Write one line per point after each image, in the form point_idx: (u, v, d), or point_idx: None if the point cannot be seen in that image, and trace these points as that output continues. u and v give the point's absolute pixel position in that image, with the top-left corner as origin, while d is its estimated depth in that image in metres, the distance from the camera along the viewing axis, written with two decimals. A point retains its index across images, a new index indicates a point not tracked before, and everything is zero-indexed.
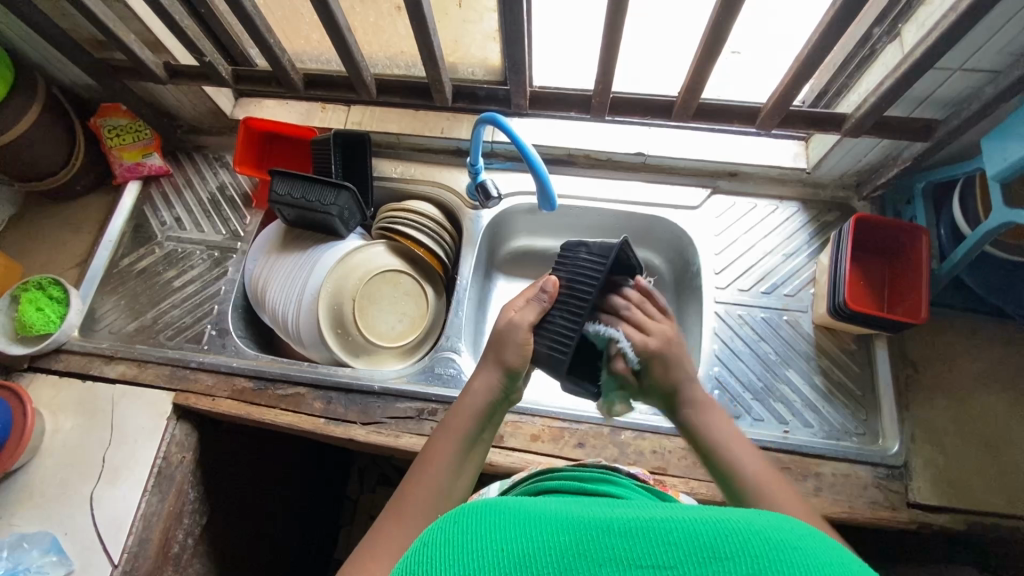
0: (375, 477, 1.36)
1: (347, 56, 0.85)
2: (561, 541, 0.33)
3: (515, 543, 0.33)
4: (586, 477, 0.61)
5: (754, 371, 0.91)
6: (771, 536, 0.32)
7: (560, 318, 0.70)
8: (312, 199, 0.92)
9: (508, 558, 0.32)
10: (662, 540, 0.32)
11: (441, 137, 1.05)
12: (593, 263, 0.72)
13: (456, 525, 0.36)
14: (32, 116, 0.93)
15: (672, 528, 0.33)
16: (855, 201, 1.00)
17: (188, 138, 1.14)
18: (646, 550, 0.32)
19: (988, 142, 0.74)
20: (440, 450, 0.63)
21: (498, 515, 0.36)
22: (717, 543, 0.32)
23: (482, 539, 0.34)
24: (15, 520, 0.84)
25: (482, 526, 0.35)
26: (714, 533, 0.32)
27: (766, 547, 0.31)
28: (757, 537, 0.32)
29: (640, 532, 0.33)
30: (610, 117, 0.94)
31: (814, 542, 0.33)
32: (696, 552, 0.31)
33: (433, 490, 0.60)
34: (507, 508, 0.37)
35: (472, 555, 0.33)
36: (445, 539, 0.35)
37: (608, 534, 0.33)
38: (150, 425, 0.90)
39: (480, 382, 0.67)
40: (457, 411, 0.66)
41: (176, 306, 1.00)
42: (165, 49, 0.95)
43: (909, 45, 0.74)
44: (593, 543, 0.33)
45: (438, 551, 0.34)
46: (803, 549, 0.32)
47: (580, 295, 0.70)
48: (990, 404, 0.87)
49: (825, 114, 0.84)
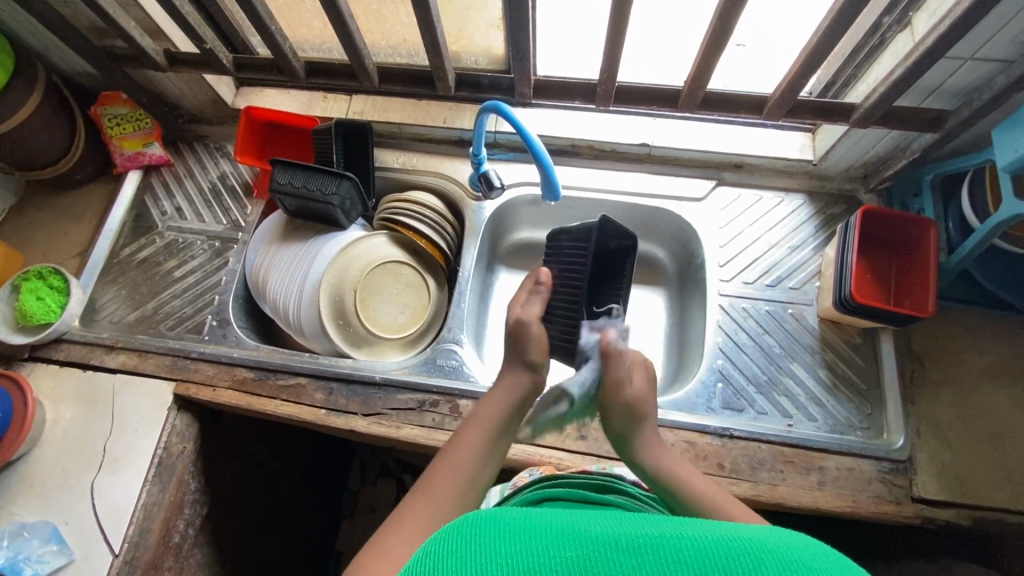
0: (376, 469, 1.35)
1: (349, 43, 0.83)
2: (569, 556, 0.35)
3: (522, 558, 0.36)
4: (586, 487, 0.66)
5: (758, 364, 0.90)
6: (783, 556, 0.34)
7: (559, 305, 0.80)
8: (313, 189, 0.91)
9: (514, 569, 0.35)
10: (672, 559, 0.34)
11: (444, 126, 1.04)
12: (576, 251, 0.81)
13: (462, 537, 0.39)
14: (31, 104, 0.92)
15: (683, 548, 0.35)
16: (862, 193, 0.98)
17: (188, 127, 1.13)
18: (655, 566, 0.34)
19: (1000, 131, 0.72)
20: (467, 438, 0.63)
21: (506, 530, 0.39)
22: (728, 562, 0.34)
23: (489, 552, 0.36)
24: (15, 509, 0.84)
25: (488, 540, 0.38)
26: (725, 553, 0.35)
27: (778, 567, 0.33)
28: (768, 558, 0.34)
29: (649, 551, 0.35)
30: (616, 107, 0.93)
31: (823, 561, 0.35)
32: (707, 570, 0.33)
33: (460, 472, 0.59)
34: (515, 524, 0.40)
35: (482, 567, 0.35)
36: (451, 550, 0.37)
37: (617, 551, 0.36)
38: (151, 416, 0.89)
39: (507, 383, 0.70)
40: (485, 406, 0.67)
41: (177, 296, 0.99)
42: (165, 36, 0.94)
43: (920, 33, 0.72)
44: (599, 558, 0.35)
45: (443, 561, 0.36)
46: (813, 568, 0.34)
47: (572, 280, 0.80)
48: (997, 400, 0.86)
49: (833, 104, 0.83)
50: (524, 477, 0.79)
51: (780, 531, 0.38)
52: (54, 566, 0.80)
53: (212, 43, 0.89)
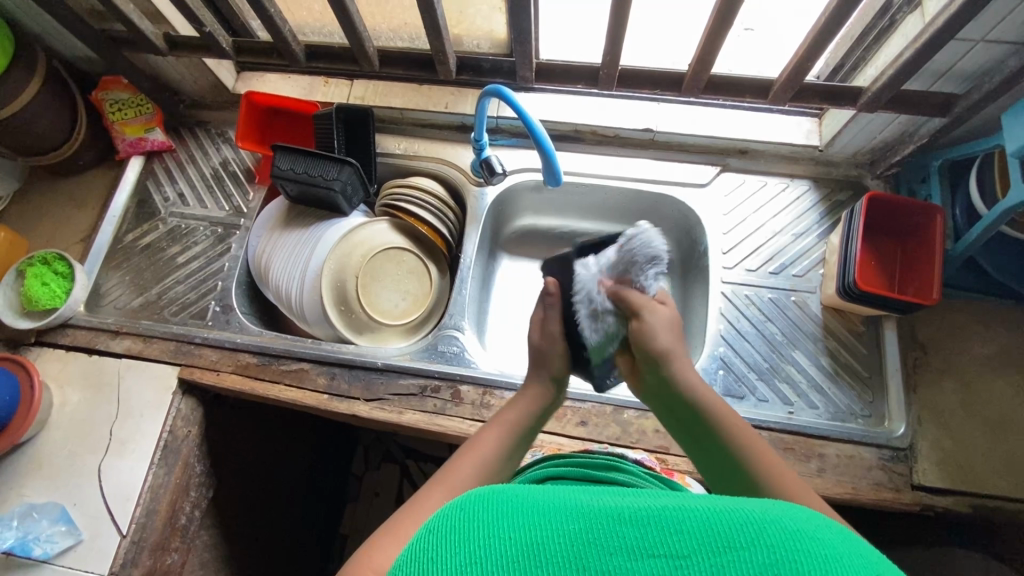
0: (380, 454, 1.36)
1: (349, 26, 0.82)
2: (572, 529, 0.36)
3: (524, 531, 0.36)
4: (591, 464, 0.66)
5: (759, 352, 0.90)
6: (786, 526, 0.34)
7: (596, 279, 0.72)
8: (314, 173, 0.91)
9: (517, 544, 0.35)
10: (676, 529, 0.34)
11: (445, 112, 1.04)
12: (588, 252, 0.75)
13: (462, 512, 0.39)
14: (33, 88, 0.92)
15: (686, 516, 0.35)
16: (868, 179, 0.97)
17: (190, 112, 1.12)
18: (659, 538, 0.34)
19: (1009, 116, 0.71)
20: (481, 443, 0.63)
21: (509, 504, 0.39)
22: (733, 532, 0.34)
23: (492, 528, 0.36)
24: (26, 491, 0.86)
25: (491, 515, 0.38)
26: (728, 522, 0.35)
27: (781, 537, 0.33)
28: (771, 526, 0.34)
29: (653, 522, 0.35)
30: (619, 91, 0.92)
31: (825, 532, 0.35)
32: (711, 542, 0.33)
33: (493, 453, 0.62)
34: (518, 497, 0.40)
35: (484, 542, 0.36)
36: (453, 525, 0.38)
37: (619, 523, 0.36)
38: (156, 399, 0.90)
39: (528, 390, 0.70)
40: (505, 412, 0.67)
41: (180, 282, 1.00)
42: (165, 19, 0.93)
43: (930, 14, 0.71)
44: (601, 531, 0.35)
45: (446, 538, 0.37)
46: (819, 540, 0.34)
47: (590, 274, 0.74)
48: (1000, 387, 0.86)
49: (840, 88, 0.82)
50: (526, 457, 0.79)
51: (782, 502, 0.38)
52: (63, 546, 0.82)
53: (211, 26, 0.88)
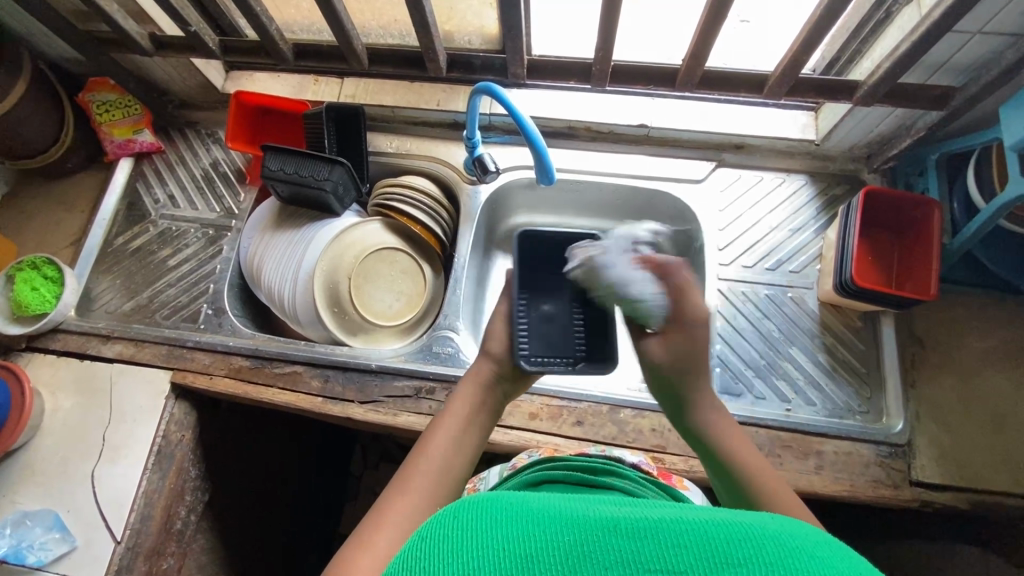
0: (378, 453, 1.35)
1: (336, 23, 0.81)
2: (567, 541, 0.35)
3: (517, 542, 0.35)
4: (587, 468, 0.65)
5: (756, 349, 0.90)
6: (786, 542, 0.33)
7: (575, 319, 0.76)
8: (305, 174, 0.90)
9: (511, 556, 0.34)
10: (673, 543, 0.34)
11: (437, 109, 1.03)
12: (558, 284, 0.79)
13: (456, 520, 0.38)
14: (17, 91, 0.90)
15: (684, 530, 0.34)
16: (866, 173, 0.96)
17: (179, 112, 1.11)
18: (656, 553, 0.33)
19: (1008, 108, 0.70)
20: (435, 437, 0.61)
21: (505, 513, 0.38)
22: (731, 548, 0.33)
23: (486, 539, 0.36)
24: (19, 498, 0.85)
25: (486, 525, 0.37)
26: (726, 537, 0.34)
27: (780, 553, 0.32)
28: (770, 541, 0.33)
29: (650, 536, 0.34)
30: (611, 87, 0.90)
31: (826, 549, 0.34)
32: (708, 557, 0.32)
33: (448, 448, 0.60)
34: (515, 507, 0.39)
35: (476, 553, 0.35)
36: (446, 535, 0.37)
37: (616, 535, 0.35)
38: (149, 405, 0.89)
39: (472, 374, 0.69)
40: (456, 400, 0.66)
41: (172, 285, 0.99)
42: (150, 19, 0.92)
43: (926, 6, 0.70)
44: (597, 544, 0.34)
45: (439, 546, 0.36)
46: (821, 557, 0.32)
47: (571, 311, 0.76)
48: (999, 383, 0.85)
49: (836, 82, 0.81)
50: (522, 458, 0.79)
51: (783, 518, 0.38)
52: (57, 553, 0.82)
53: (197, 25, 0.87)
